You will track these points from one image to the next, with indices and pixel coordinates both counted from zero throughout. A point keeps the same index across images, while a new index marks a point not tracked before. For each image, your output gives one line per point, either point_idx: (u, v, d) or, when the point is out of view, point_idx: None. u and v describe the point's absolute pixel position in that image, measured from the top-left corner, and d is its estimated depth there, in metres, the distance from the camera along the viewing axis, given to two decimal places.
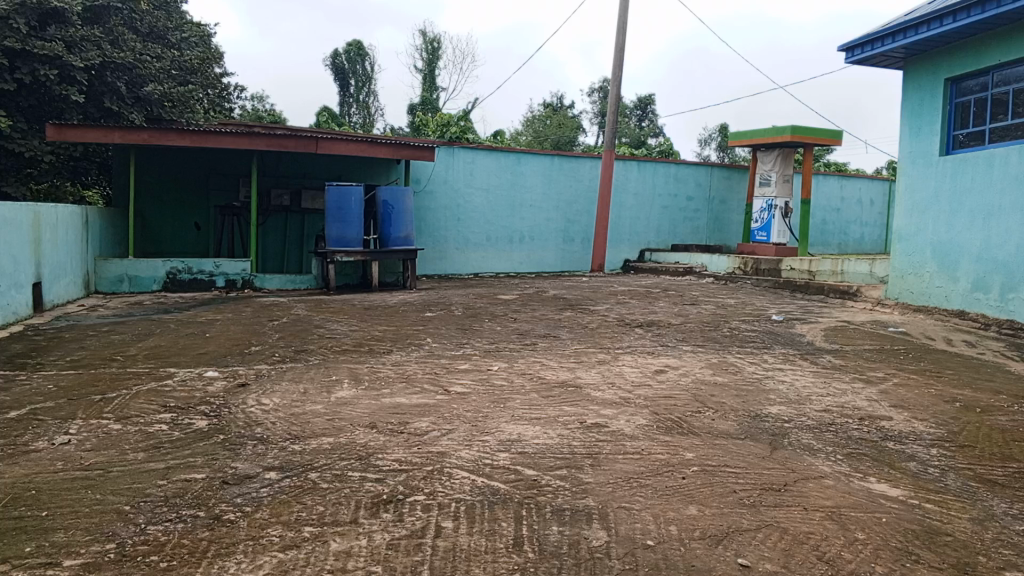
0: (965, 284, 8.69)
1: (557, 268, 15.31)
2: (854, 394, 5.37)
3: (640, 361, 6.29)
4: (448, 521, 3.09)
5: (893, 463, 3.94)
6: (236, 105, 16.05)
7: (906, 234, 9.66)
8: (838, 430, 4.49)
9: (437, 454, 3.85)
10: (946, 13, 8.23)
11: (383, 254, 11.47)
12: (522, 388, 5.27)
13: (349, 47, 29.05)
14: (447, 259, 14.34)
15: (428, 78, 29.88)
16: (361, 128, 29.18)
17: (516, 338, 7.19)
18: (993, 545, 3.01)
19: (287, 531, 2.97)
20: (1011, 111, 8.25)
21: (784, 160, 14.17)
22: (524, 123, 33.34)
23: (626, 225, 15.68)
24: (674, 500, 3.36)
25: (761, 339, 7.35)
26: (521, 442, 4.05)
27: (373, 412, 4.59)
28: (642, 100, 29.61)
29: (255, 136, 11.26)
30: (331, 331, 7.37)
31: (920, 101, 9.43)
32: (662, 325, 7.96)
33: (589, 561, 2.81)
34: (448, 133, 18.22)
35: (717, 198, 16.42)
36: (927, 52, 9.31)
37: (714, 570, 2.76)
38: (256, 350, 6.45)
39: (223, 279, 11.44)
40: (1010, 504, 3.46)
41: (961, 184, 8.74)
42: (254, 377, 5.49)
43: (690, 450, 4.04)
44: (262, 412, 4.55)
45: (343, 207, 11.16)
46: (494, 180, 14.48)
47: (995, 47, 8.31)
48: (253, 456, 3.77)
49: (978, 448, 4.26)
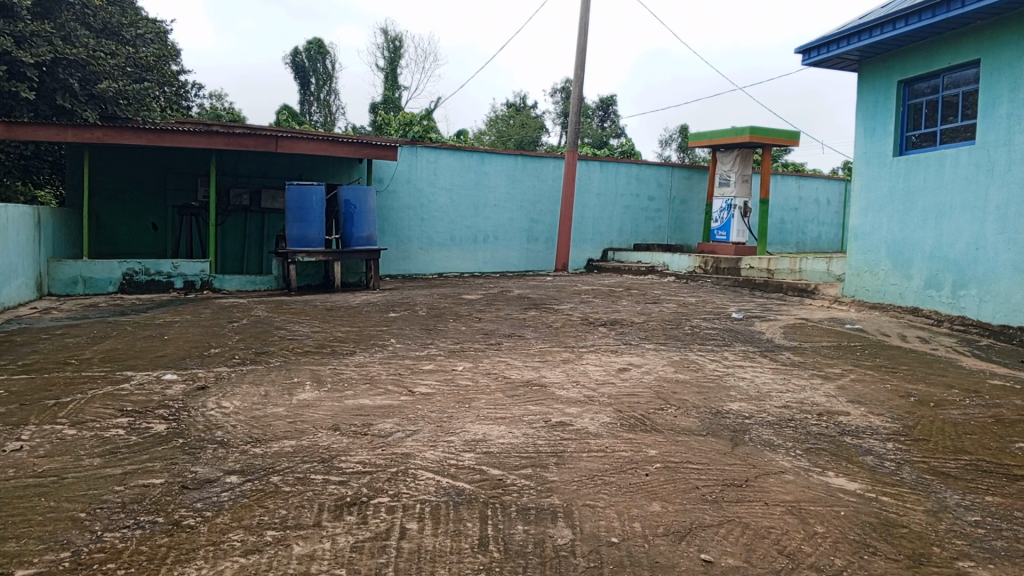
0: (918, 281, 8.91)
1: (521, 267, 15.34)
2: (813, 390, 5.47)
3: (603, 359, 6.33)
4: (413, 522, 3.07)
5: (851, 458, 4.03)
6: (193, 102, 15.75)
7: (861, 233, 9.87)
8: (797, 426, 4.57)
9: (400, 455, 3.82)
10: (899, 17, 8.43)
11: (346, 254, 11.36)
12: (487, 387, 5.26)
13: (309, 46, 28.81)
14: (411, 258, 14.25)
15: (390, 76, 29.71)
16: (322, 127, 28.93)
17: (481, 338, 7.18)
18: (946, 536, 3.09)
19: (248, 536, 2.92)
20: (961, 113, 8.48)
21: (743, 160, 14.38)
22: (487, 123, 33.31)
23: (590, 225, 15.76)
24: (638, 497, 3.38)
25: (722, 336, 7.45)
26: (486, 442, 4.05)
27: (335, 414, 4.56)
28: (604, 101, 29.83)
29: (213, 134, 11.09)
30: (292, 333, 7.27)
31: (874, 103, 9.64)
32: (625, 324, 8.03)
33: (553, 560, 2.81)
34: (411, 132, 18.12)
35: (678, 198, 16.62)
36: (881, 55, 9.51)
37: (678, 566, 2.79)
38: (215, 352, 6.34)
39: (181, 280, 11.25)
40: (962, 495, 3.56)
41: (914, 184, 8.95)
42: (213, 379, 5.41)
43: (654, 447, 4.08)
44: (221, 415, 4.48)
45: (304, 207, 11.04)
46: (458, 179, 14.45)
47: (946, 50, 8.53)
48: (213, 460, 3.71)
49: (931, 442, 4.37)
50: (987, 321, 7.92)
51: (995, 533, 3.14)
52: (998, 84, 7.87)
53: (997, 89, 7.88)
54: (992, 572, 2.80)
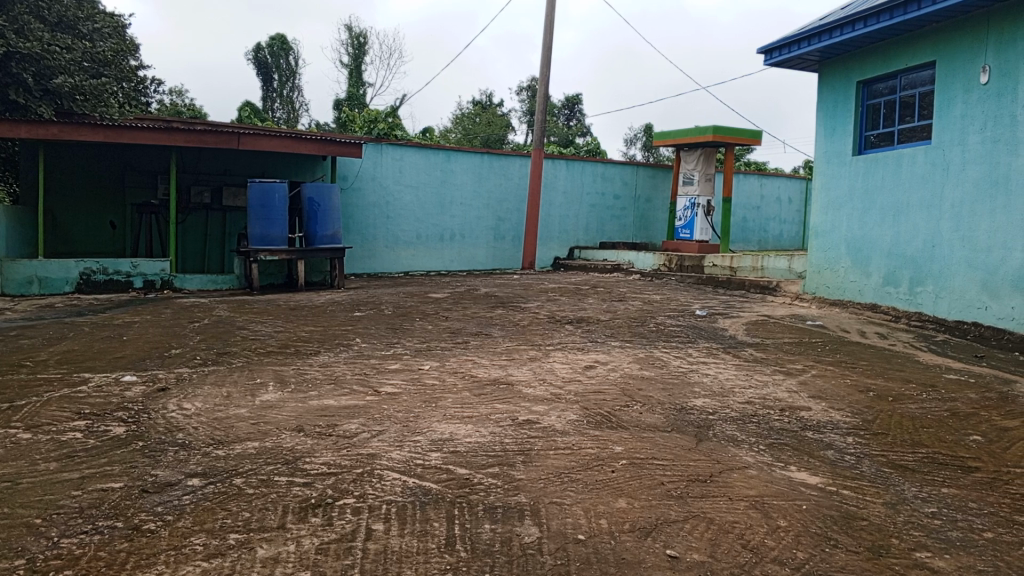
0: (877, 278, 9.09)
1: (488, 265, 15.33)
2: (775, 385, 5.55)
3: (570, 357, 6.35)
4: (379, 523, 3.05)
5: (813, 452, 4.09)
6: (152, 98, 15.43)
7: (822, 231, 10.03)
8: (760, 421, 4.64)
9: (366, 456, 3.79)
10: (858, 19, 8.56)
11: (309, 252, 11.23)
12: (454, 386, 5.25)
13: (273, 41, 28.42)
14: (377, 257, 14.15)
15: (354, 73, 29.48)
16: (285, 124, 28.65)
17: (448, 337, 7.15)
18: (904, 528, 3.16)
19: (210, 539, 2.88)
20: (918, 114, 8.66)
21: (706, 160, 14.55)
22: (452, 120, 33.20)
23: (556, 223, 15.80)
24: (604, 493, 3.40)
25: (686, 333, 7.53)
26: (453, 441, 4.03)
27: (299, 415, 4.50)
28: (570, 100, 29.89)
29: (172, 131, 10.93)
30: (254, 333, 7.17)
31: (834, 103, 9.81)
32: (591, 322, 8.06)
33: (521, 558, 2.82)
34: (375, 130, 17.97)
35: (643, 196, 16.75)
36: (841, 56, 9.68)
37: (644, 562, 2.81)
38: (176, 353, 6.23)
39: (141, 279, 11.04)
40: (920, 488, 3.64)
41: (873, 183, 9.13)
42: (174, 381, 5.30)
43: (620, 444, 4.11)
44: (183, 417, 4.40)
45: (267, 205, 10.90)
46: (423, 177, 14.37)
47: (903, 52, 8.71)
48: (174, 463, 3.65)
49: (890, 435, 4.47)
50: (943, 316, 8.12)
51: (950, 523, 3.22)
52: (953, 85, 8.06)
53: (952, 90, 8.07)
54: (949, 562, 2.87)
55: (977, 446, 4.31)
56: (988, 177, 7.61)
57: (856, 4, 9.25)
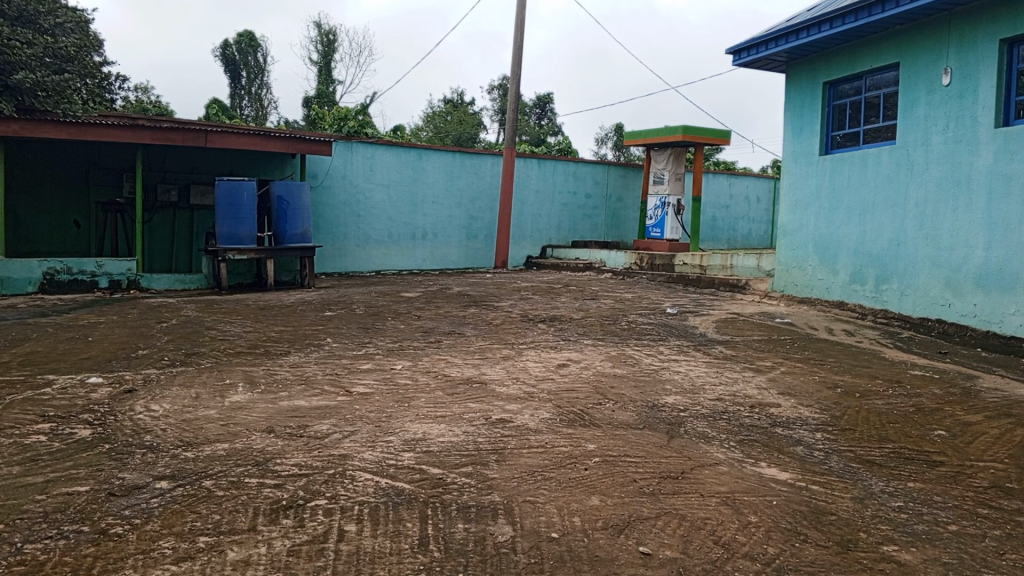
0: (844, 276, 9.23)
1: (460, 264, 15.31)
2: (745, 382, 5.61)
3: (542, 355, 6.36)
4: (351, 524, 3.03)
5: (782, 448, 4.14)
6: (117, 94, 15.17)
7: (790, 230, 10.15)
8: (730, 418, 4.69)
9: (338, 457, 3.76)
10: (824, 20, 8.69)
11: (279, 251, 11.11)
12: (427, 386, 5.22)
13: (240, 38, 28.08)
14: (348, 256, 14.04)
15: (324, 70, 29.23)
16: (253, 121, 28.36)
17: (421, 337, 7.12)
18: (872, 522, 3.21)
19: (179, 543, 2.83)
20: (882, 114, 8.81)
21: (676, 159, 14.66)
22: (424, 118, 33.07)
23: (529, 222, 15.81)
24: (577, 491, 3.42)
25: (657, 331, 7.58)
26: (426, 441, 4.01)
27: (269, 416, 4.45)
28: (542, 99, 29.88)
29: (138, 128, 10.78)
30: (223, 333, 7.09)
31: (801, 104, 9.95)
32: (563, 320, 8.09)
33: (495, 557, 2.81)
34: (346, 127, 17.83)
35: (614, 195, 16.84)
36: (807, 57, 9.81)
37: (618, 559, 2.82)
38: (143, 354, 6.13)
39: (107, 279, 10.85)
40: (886, 482, 3.70)
41: (839, 182, 9.27)
42: (141, 382, 5.21)
43: (592, 441, 4.12)
44: (150, 419, 4.33)
45: (235, 203, 10.77)
46: (394, 175, 14.30)
47: (868, 54, 8.86)
48: (141, 465, 3.59)
49: (857, 431, 4.54)
50: (908, 313, 8.27)
51: (916, 517, 3.28)
52: (916, 87, 8.21)
53: (915, 91, 8.22)
54: (915, 555, 2.92)
55: (942, 441, 4.40)
56: (951, 177, 7.76)
57: (821, 6, 9.39)
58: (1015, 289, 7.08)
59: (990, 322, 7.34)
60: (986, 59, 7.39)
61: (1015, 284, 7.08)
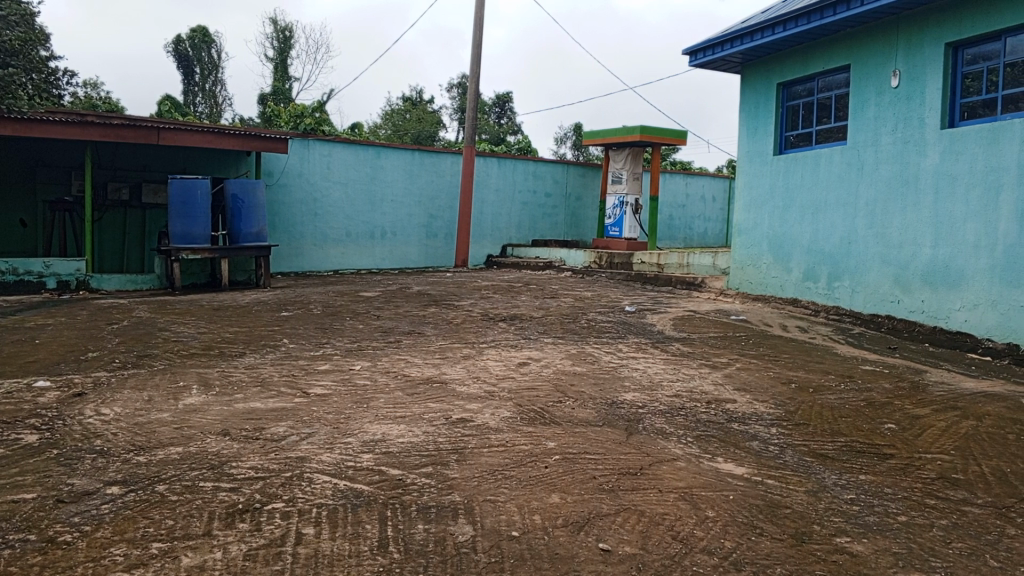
0: (797, 274, 9.41)
1: (420, 263, 15.21)
2: (701, 378, 5.69)
3: (503, 354, 6.35)
4: (309, 527, 2.99)
5: (738, 443, 4.20)
6: (65, 90, 14.72)
7: (745, 229, 10.32)
8: (687, 414, 4.75)
9: (296, 459, 3.71)
10: (777, 22, 8.85)
11: (234, 250, 10.91)
12: (387, 386, 5.19)
13: (192, 33, 27.46)
14: (305, 255, 13.86)
15: (279, 67, 28.81)
16: (207, 119, 27.91)
17: (380, 337, 7.06)
18: (826, 514, 3.28)
19: (132, 549, 2.76)
20: (834, 115, 9.01)
21: (634, 159, 14.80)
22: (382, 116, 32.85)
23: (489, 221, 15.79)
24: (537, 489, 3.42)
25: (616, 329, 7.64)
26: (385, 442, 3.99)
27: (225, 418, 4.37)
28: (501, 97, 29.84)
29: (87, 125, 10.50)
30: (176, 334, 6.96)
31: (755, 104, 10.11)
32: (524, 319, 8.12)
33: (455, 557, 2.80)
34: (302, 125, 17.58)
35: (574, 194, 16.95)
36: (760, 58, 9.97)
37: (578, 556, 2.84)
38: (93, 356, 5.97)
39: (54, 280, 10.56)
40: (839, 475, 3.78)
41: (793, 181, 9.44)
42: (91, 386, 5.07)
43: (552, 439, 4.13)
44: (100, 423, 4.22)
45: (188, 201, 10.56)
46: (352, 174, 14.16)
47: (819, 56, 9.06)
48: (92, 471, 3.49)
49: (811, 425, 4.64)
50: (859, 309, 8.48)
51: (867, 509, 3.36)
52: (866, 88, 8.41)
53: (865, 92, 8.43)
54: (867, 546, 3.00)
55: (892, 434, 4.51)
56: (900, 177, 7.96)
57: (774, 9, 9.55)
58: (960, 286, 7.30)
59: (936, 318, 7.55)
60: (933, 62, 7.59)
61: (961, 281, 7.30)
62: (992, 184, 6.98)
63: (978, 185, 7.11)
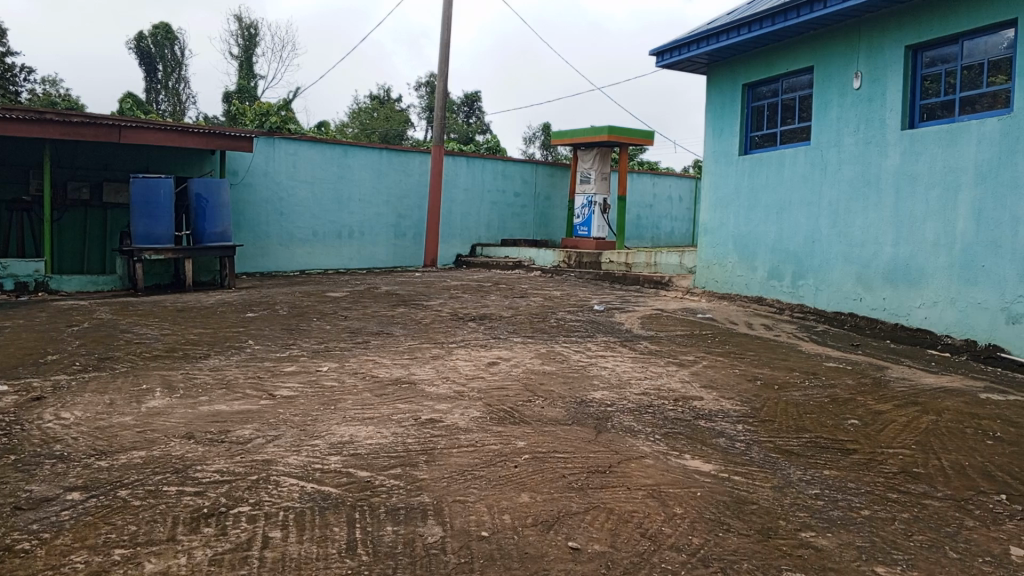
0: (762, 273, 9.53)
1: (389, 263, 15.13)
2: (669, 376, 5.75)
3: (473, 354, 6.34)
4: (276, 531, 2.95)
5: (705, 440, 4.24)
6: (21, 86, 14.38)
7: (711, 228, 10.43)
8: (655, 412, 4.78)
9: (262, 462, 3.66)
10: (742, 24, 8.93)
11: (198, 251, 10.75)
12: (355, 388, 5.15)
13: (155, 30, 26.98)
14: (270, 255, 13.68)
15: (244, 65, 28.46)
16: (171, 117, 27.52)
17: (348, 338, 6.99)
18: (791, 509, 3.33)
19: (93, 556, 2.71)
20: (798, 116, 9.13)
21: (602, 159, 14.86)
22: (350, 114, 32.62)
23: (458, 220, 15.75)
24: (507, 488, 3.42)
25: (585, 328, 7.67)
26: (354, 444, 3.96)
27: (189, 421, 4.30)
28: (469, 97, 29.84)
29: (46, 122, 10.23)
30: (139, 336, 6.84)
31: (721, 104, 10.20)
32: (493, 318, 8.12)
33: (424, 558, 2.79)
34: (267, 123, 17.36)
35: (542, 194, 16.99)
36: (726, 58, 10.07)
37: (547, 555, 2.84)
38: (52, 359, 5.84)
39: (12, 281, 10.30)
40: (804, 470, 3.84)
41: (758, 182, 9.56)
42: (50, 390, 4.95)
43: (522, 438, 4.14)
44: (61, 428, 4.12)
45: (151, 200, 10.38)
46: (319, 173, 14.04)
47: (784, 57, 9.18)
48: (51, 477, 3.41)
49: (776, 422, 4.70)
50: (822, 307, 8.62)
51: (832, 503, 3.41)
52: (829, 89, 8.55)
53: (828, 94, 8.57)
54: (831, 540, 3.04)
55: (855, 429, 4.59)
56: (862, 177, 8.10)
57: (739, 11, 9.67)
58: (920, 283, 7.45)
59: (897, 315, 7.70)
60: (894, 64, 7.74)
61: (920, 279, 7.45)
62: (951, 184, 7.13)
63: (937, 185, 7.27)
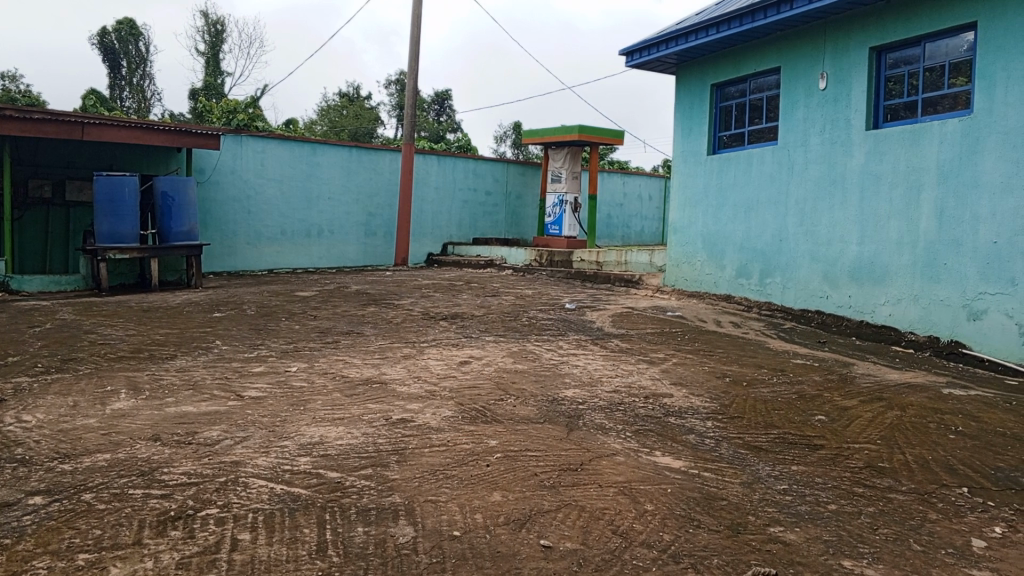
0: (730, 271, 9.63)
1: (359, 262, 15.02)
2: (639, 374, 5.78)
3: (444, 353, 6.31)
4: (245, 533, 2.92)
5: (675, 437, 4.28)
6: None
7: (679, 227, 10.50)
8: (627, 409, 4.81)
9: (230, 463, 3.62)
10: (710, 24, 9.00)
11: (164, 250, 10.58)
12: (325, 388, 5.10)
13: (119, 25, 26.53)
14: (237, 254, 13.51)
15: (211, 62, 28.07)
16: (135, 114, 27.07)
17: (317, 337, 6.93)
18: (759, 505, 3.36)
19: (56, 562, 2.65)
20: (765, 116, 9.24)
21: (572, 158, 14.89)
22: (319, 112, 32.36)
23: (429, 218, 15.68)
24: (479, 488, 3.42)
25: (556, 326, 7.69)
26: (323, 445, 3.92)
27: (155, 423, 4.22)
28: (439, 95, 29.79)
29: (5, 118, 10.00)
30: (103, 336, 6.71)
31: (689, 104, 10.28)
32: (464, 317, 8.10)
33: (395, 559, 2.77)
34: (234, 120, 17.13)
35: (513, 193, 16.99)
36: (694, 59, 10.14)
37: (519, 554, 2.84)
38: (13, 361, 5.70)
39: None
40: (773, 466, 3.89)
41: (726, 181, 9.66)
42: (11, 392, 4.83)
43: (494, 437, 4.13)
44: (22, 431, 4.03)
45: (115, 199, 10.20)
46: (287, 171, 13.90)
47: (751, 58, 9.28)
48: (13, 481, 3.34)
49: (744, 418, 4.75)
50: (790, 305, 8.73)
51: (799, 499, 3.45)
52: (796, 90, 8.67)
53: (795, 93, 8.68)
54: (799, 534, 3.09)
55: (822, 425, 4.65)
56: (827, 176, 8.22)
57: (708, 11, 9.74)
58: (884, 281, 7.58)
59: (863, 312, 7.83)
60: (859, 65, 7.86)
61: (885, 277, 7.58)
62: (913, 183, 7.27)
63: (900, 183, 7.40)
